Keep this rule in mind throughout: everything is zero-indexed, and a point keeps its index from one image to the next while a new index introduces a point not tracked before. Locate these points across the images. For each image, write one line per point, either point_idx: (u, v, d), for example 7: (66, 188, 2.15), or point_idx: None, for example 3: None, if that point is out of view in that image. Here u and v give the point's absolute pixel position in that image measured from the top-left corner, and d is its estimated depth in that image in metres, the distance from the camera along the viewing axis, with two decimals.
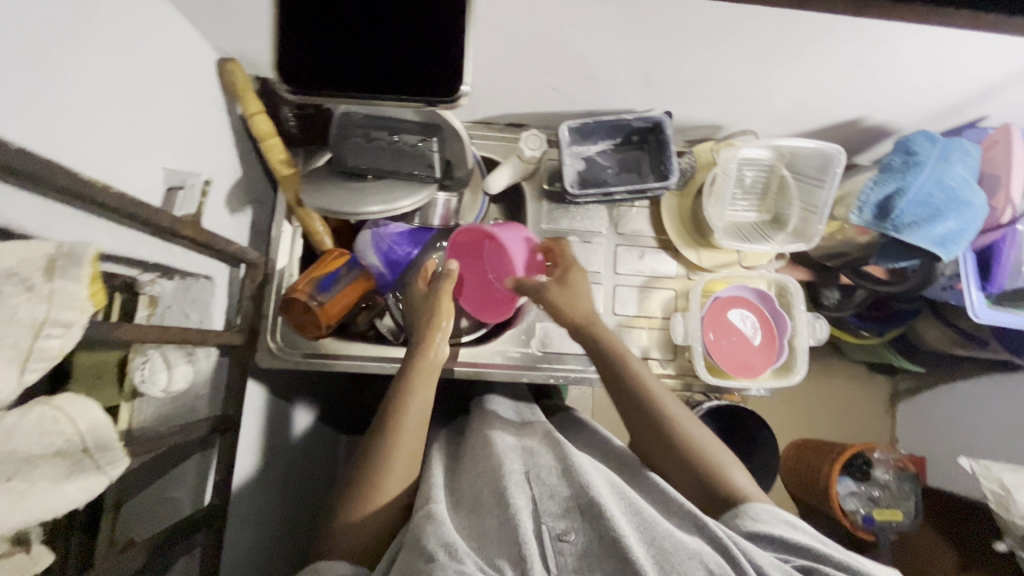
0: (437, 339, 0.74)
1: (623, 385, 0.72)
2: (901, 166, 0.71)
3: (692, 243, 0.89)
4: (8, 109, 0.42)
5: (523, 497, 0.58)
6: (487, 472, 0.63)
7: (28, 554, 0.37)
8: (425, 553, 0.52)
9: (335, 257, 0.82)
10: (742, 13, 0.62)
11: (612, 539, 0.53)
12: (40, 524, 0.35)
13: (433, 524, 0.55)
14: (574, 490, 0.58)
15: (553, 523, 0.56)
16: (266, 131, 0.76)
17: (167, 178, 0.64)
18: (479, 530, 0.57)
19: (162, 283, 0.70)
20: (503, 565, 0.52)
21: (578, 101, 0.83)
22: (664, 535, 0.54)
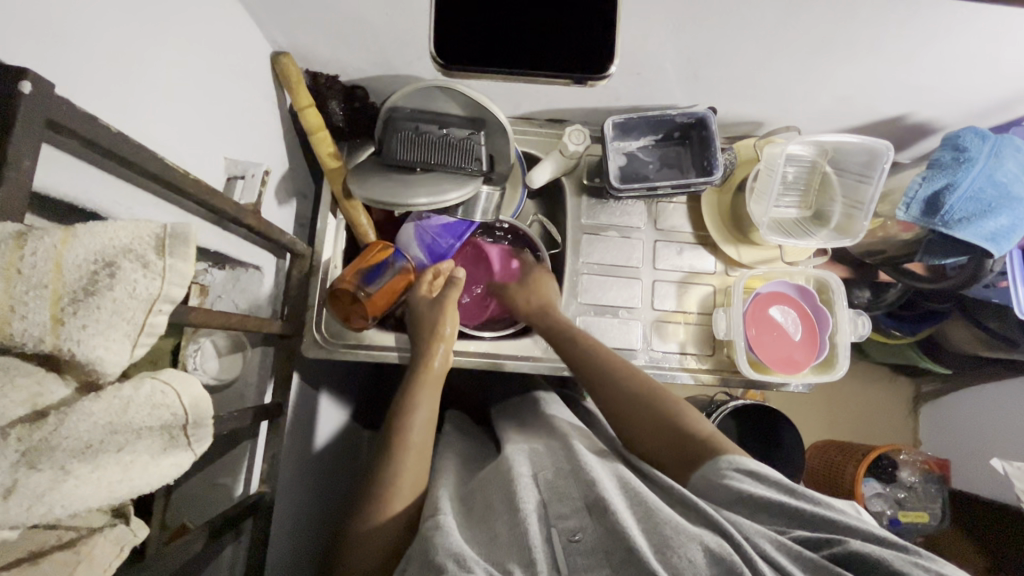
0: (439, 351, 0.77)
1: (605, 384, 0.75)
2: (951, 162, 0.70)
3: (731, 238, 0.90)
4: (92, 95, 0.43)
5: (532, 500, 0.59)
6: (498, 480, 0.64)
7: (128, 526, 0.38)
8: (434, 568, 0.51)
9: (379, 250, 0.82)
10: (799, 8, 0.62)
11: (616, 530, 0.52)
12: (140, 497, 0.36)
13: (440, 536, 0.54)
14: (585, 490, 0.59)
15: (563, 525, 0.56)
16: (316, 125, 0.78)
17: (227, 168, 0.65)
18: (490, 536, 0.56)
19: (214, 272, 0.73)
20: (513, 566, 0.51)
21: (623, 96, 0.84)
22: (666, 521, 0.53)
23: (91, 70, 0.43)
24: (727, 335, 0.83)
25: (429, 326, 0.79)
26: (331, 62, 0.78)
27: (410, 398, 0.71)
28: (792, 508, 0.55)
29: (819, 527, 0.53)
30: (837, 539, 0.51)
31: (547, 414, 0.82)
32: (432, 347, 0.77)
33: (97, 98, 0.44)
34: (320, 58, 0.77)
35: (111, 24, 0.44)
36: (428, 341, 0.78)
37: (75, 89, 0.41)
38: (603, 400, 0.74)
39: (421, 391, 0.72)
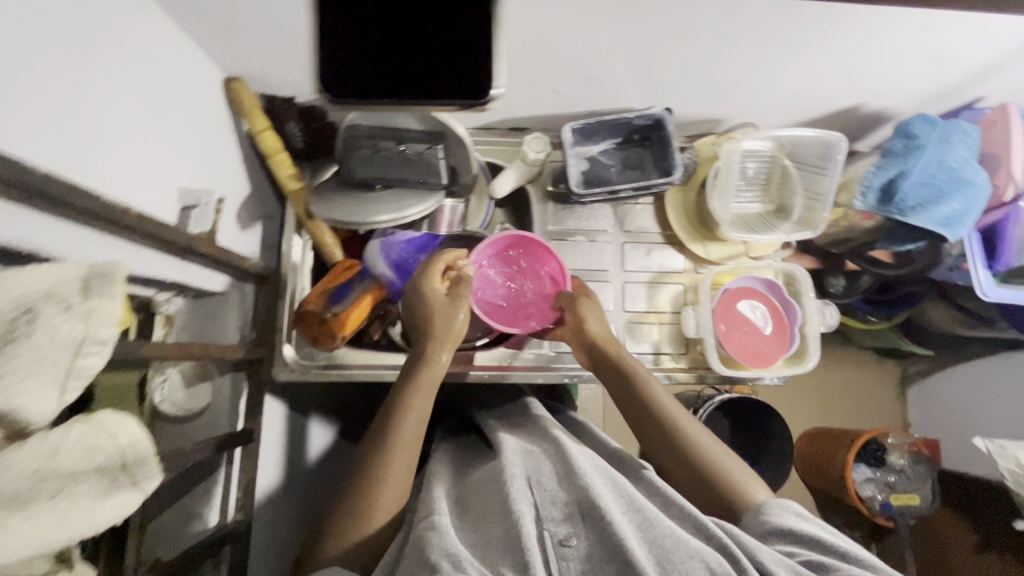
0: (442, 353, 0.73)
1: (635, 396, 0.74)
2: (903, 150, 0.71)
3: (699, 237, 0.90)
4: (29, 138, 0.43)
5: (527, 503, 0.59)
6: (492, 483, 0.64)
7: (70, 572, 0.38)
8: (427, 566, 0.52)
9: (345, 269, 0.83)
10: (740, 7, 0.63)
11: (612, 541, 0.53)
12: (82, 543, 0.35)
13: (435, 536, 0.55)
14: (575, 494, 0.60)
15: (556, 529, 0.57)
16: (275, 148, 0.78)
17: (181, 198, 0.64)
18: (484, 538, 0.57)
19: (177, 300, 0.74)
20: (505, 568, 0.52)
21: (579, 101, 0.84)
22: (666, 534, 0.54)
23: (30, 112, 0.43)
24: (697, 334, 0.84)
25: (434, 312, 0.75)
26: (286, 84, 0.78)
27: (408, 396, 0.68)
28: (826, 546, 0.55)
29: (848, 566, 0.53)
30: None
31: (540, 417, 0.82)
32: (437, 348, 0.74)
33: (37, 139, 0.44)
34: (274, 81, 0.77)
35: (50, 71, 0.45)
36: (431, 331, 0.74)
37: (6, 126, 0.41)
38: (630, 401, 0.74)
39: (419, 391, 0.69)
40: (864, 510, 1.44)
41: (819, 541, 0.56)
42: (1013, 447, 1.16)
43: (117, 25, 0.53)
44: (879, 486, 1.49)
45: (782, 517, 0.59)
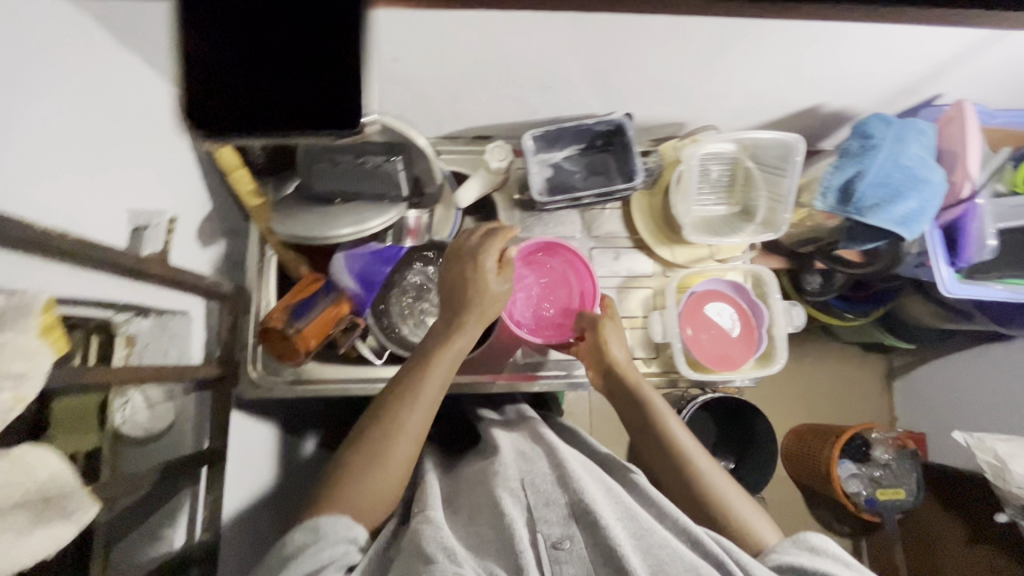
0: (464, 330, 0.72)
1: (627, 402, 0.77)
2: (859, 150, 0.72)
3: (667, 240, 0.89)
4: None
5: (519, 508, 0.63)
6: (484, 484, 0.68)
7: None
8: (425, 557, 0.55)
9: (309, 283, 0.83)
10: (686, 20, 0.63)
11: (608, 547, 0.58)
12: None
13: (430, 531, 0.59)
14: (570, 498, 0.64)
15: (549, 531, 0.61)
16: (235, 165, 0.76)
17: (132, 220, 0.64)
18: (478, 538, 0.61)
19: (139, 321, 0.73)
20: (498, 568, 0.57)
21: (539, 109, 0.84)
22: (660, 545, 0.59)
23: None
24: (664, 339, 0.83)
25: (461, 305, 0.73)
26: None
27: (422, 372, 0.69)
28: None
29: None
30: None
31: (529, 418, 0.86)
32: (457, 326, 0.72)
33: None
34: None
35: None
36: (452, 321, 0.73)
37: None
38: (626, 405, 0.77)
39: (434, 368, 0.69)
40: (850, 505, 1.44)
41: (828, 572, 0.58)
42: (992, 439, 1.16)
43: (59, 53, 0.53)
44: (865, 481, 1.50)
45: (793, 554, 0.61)
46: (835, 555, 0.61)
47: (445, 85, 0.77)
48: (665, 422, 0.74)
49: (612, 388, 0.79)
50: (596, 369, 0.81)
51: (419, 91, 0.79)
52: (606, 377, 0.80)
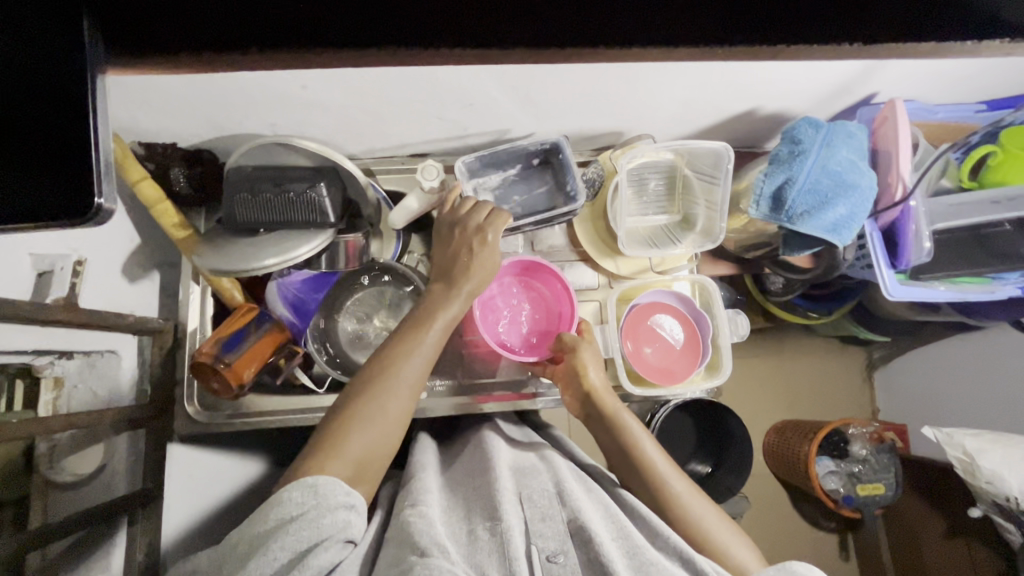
0: (459, 294, 0.72)
1: (608, 430, 0.75)
2: (788, 156, 0.70)
3: (610, 253, 0.88)
4: None
5: (516, 517, 0.63)
6: (484, 489, 0.68)
7: None
8: (416, 548, 0.56)
9: (244, 314, 0.80)
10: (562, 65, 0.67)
11: (600, 562, 0.59)
12: None
13: (422, 524, 0.59)
14: (568, 514, 0.64)
15: (544, 544, 0.62)
16: (155, 197, 0.75)
17: (35, 265, 0.62)
18: (465, 544, 0.61)
19: (63, 362, 0.70)
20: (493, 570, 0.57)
21: (469, 126, 0.83)
22: (651, 563, 0.60)
23: None
24: (607, 354, 0.82)
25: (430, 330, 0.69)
26: (159, 133, 0.76)
27: (417, 335, 0.68)
28: None
29: None
30: None
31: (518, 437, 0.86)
32: (449, 297, 0.72)
33: None
34: (146, 130, 0.75)
35: None
36: (416, 342, 0.68)
37: None
38: (609, 427, 0.76)
39: (429, 331, 0.69)
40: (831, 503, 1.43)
41: None
42: (960, 434, 1.14)
43: None
44: (843, 477, 1.48)
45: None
46: None
47: (365, 107, 0.75)
48: (643, 451, 0.73)
49: (589, 413, 0.78)
50: (573, 394, 0.78)
51: (341, 117, 0.77)
52: (582, 400, 0.78)
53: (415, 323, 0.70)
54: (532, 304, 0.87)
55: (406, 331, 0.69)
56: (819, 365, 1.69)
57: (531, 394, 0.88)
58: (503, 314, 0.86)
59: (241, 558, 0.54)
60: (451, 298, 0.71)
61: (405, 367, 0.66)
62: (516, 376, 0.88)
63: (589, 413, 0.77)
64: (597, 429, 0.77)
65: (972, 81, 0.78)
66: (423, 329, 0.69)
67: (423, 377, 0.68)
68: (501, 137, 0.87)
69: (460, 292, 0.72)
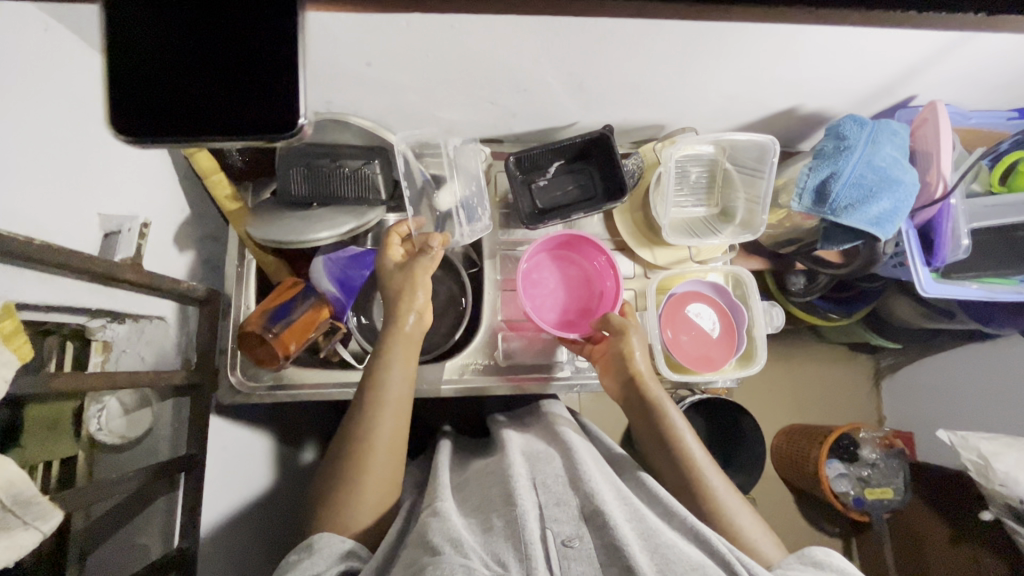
0: (406, 318, 0.75)
1: (646, 413, 0.77)
2: (834, 151, 0.72)
3: (647, 243, 0.90)
4: None
5: (531, 501, 0.65)
6: (497, 475, 0.70)
7: (36, 531, 0.40)
8: (430, 548, 0.58)
9: (289, 289, 0.81)
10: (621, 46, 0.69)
11: (615, 546, 0.60)
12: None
13: (437, 524, 0.62)
14: (581, 499, 0.66)
15: (559, 529, 0.63)
16: (209, 168, 0.77)
17: (102, 225, 0.64)
18: (486, 529, 0.63)
19: (113, 326, 0.73)
20: (510, 560, 0.58)
21: (517, 112, 0.85)
22: (666, 544, 0.61)
23: None
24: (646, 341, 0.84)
25: (388, 392, 0.71)
26: None
27: (382, 361, 0.73)
28: None
29: None
30: None
31: (547, 415, 0.89)
32: (402, 318, 0.75)
33: None
34: None
35: None
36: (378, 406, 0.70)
37: None
38: (642, 413, 0.77)
39: (391, 357, 0.73)
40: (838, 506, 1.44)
41: None
42: (975, 438, 1.16)
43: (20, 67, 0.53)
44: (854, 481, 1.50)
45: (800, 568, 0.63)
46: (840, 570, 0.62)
47: (420, 86, 0.77)
48: (681, 438, 0.74)
49: (629, 396, 0.79)
50: (615, 376, 0.80)
51: (393, 93, 0.78)
52: (624, 384, 0.80)
53: (381, 352, 0.73)
54: (569, 284, 0.88)
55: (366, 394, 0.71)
56: (830, 370, 1.71)
57: (568, 378, 0.88)
58: (542, 294, 0.87)
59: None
60: (403, 354, 0.74)
61: (376, 429, 0.69)
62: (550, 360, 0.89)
63: (625, 395, 0.79)
64: (636, 415, 0.78)
65: (1006, 86, 0.80)
66: (382, 391, 0.71)
67: (398, 428, 0.71)
68: (545, 124, 0.88)
69: (404, 325, 0.75)
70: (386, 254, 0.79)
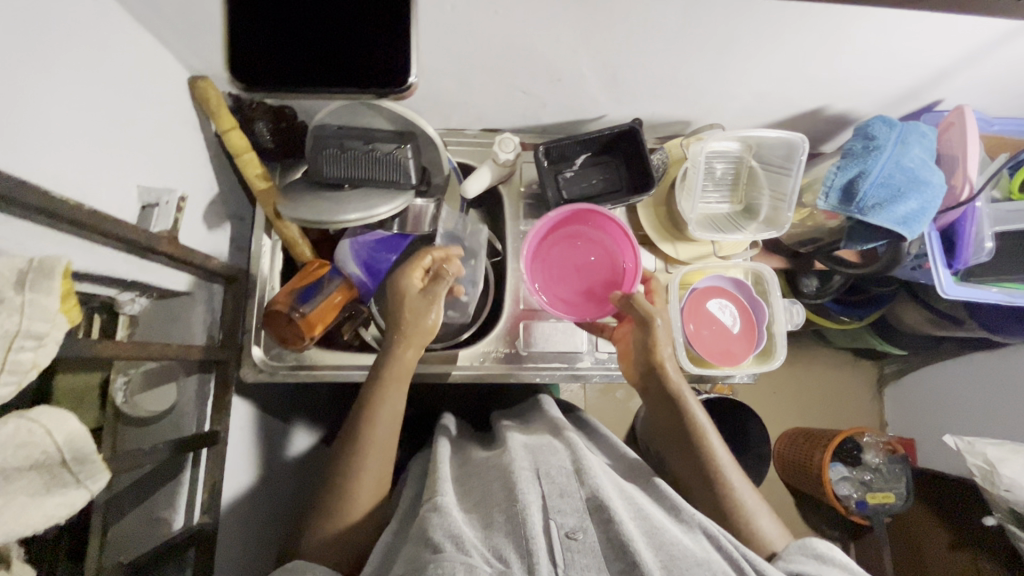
0: (409, 353, 0.74)
1: (670, 407, 0.77)
2: (862, 151, 0.73)
3: (669, 237, 0.90)
4: None
5: (533, 492, 0.64)
6: (496, 469, 0.70)
7: (86, 491, 0.40)
8: (431, 544, 0.58)
9: (317, 269, 0.83)
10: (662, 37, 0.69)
11: (620, 542, 0.60)
12: (41, 532, 0.38)
13: (438, 518, 0.61)
14: (587, 493, 0.65)
15: (563, 521, 0.62)
16: (242, 147, 0.77)
17: (141, 197, 0.64)
18: (485, 523, 0.62)
19: (141, 301, 0.72)
20: (510, 555, 0.57)
21: (546, 102, 0.85)
22: (671, 541, 0.61)
23: None
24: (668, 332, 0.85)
25: (377, 422, 0.70)
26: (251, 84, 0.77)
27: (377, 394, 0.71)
28: None
29: None
30: None
31: (549, 414, 0.88)
32: (401, 351, 0.73)
33: None
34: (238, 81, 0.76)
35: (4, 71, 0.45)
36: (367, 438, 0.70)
37: None
38: (663, 407, 0.78)
39: (387, 392, 0.72)
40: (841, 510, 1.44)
41: None
42: (982, 443, 1.18)
43: (72, 36, 0.53)
44: (855, 484, 1.48)
45: (801, 561, 0.63)
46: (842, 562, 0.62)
47: (455, 72, 0.77)
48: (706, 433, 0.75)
49: (650, 387, 0.79)
50: (637, 365, 0.80)
51: (427, 78, 0.79)
52: (645, 374, 0.80)
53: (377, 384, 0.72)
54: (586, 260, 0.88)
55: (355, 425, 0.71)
56: (834, 374, 1.72)
57: (587, 368, 0.88)
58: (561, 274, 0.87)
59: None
60: (396, 383, 0.72)
61: (364, 460, 0.69)
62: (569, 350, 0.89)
63: (647, 387, 0.79)
64: (658, 406, 0.78)
65: None
66: (369, 428, 0.70)
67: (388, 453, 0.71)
68: (572, 115, 0.89)
69: (404, 356, 0.74)
70: (409, 278, 0.76)
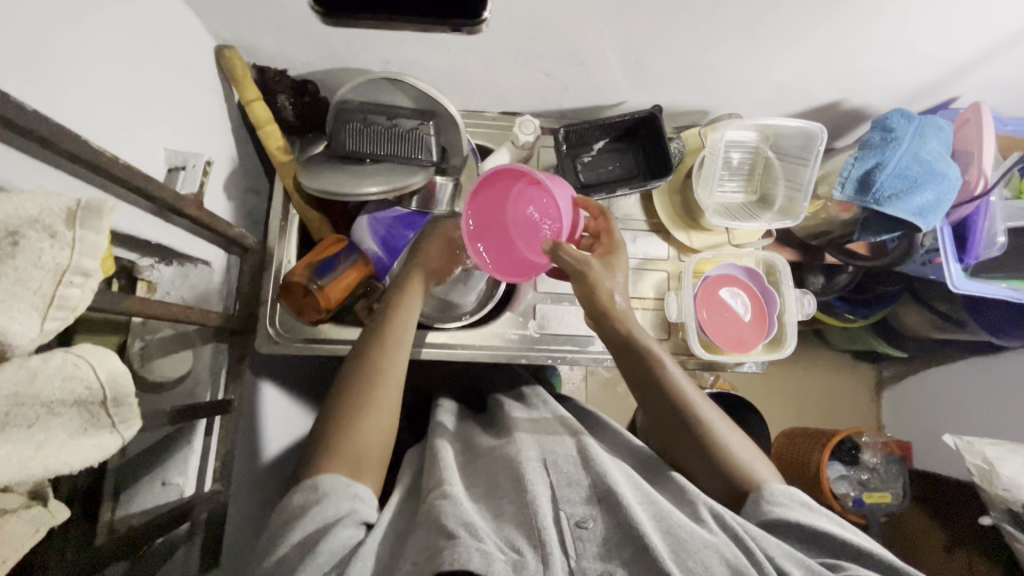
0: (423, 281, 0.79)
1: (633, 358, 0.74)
2: (880, 142, 0.74)
3: (683, 226, 0.91)
4: (27, 92, 0.44)
5: (543, 484, 0.65)
6: (506, 458, 0.70)
7: (118, 435, 0.40)
8: (444, 532, 0.56)
9: (332, 244, 0.83)
10: (689, 21, 0.70)
11: (630, 526, 0.59)
12: (75, 472, 0.38)
13: (449, 507, 0.59)
14: (594, 479, 0.66)
15: (573, 510, 0.63)
16: (264, 118, 0.79)
17: (167, 159, 0.65)
18: (497, 513, 0.62)
19: (161, 267, 0.72)
20: (522, 543, 0.57)
21: (567, 85, 0.86)
22: (680, 525, 0.61)
23: (30, 72, 0.44)
24: (680, 318, 0.86)
25: (389, 355, 0.72)
26: (277, 56, 0.77)
27: (392, 315, 0.74)
28: (837, 540, 0.62)
29: (859, 557, 0.61)
30: (843, 567, 0.59)
31: (556, 408, 0.85)
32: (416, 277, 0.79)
33: (31, 91, 0.44)
34: (263, 53, 0.77)
35: (46, 22, 0.45)
36: (379, 393, 0.69)
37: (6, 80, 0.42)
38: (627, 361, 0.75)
39: (400, 312, 0.75)
40: (838, 508, 1.41)
41: (826, 535, 0.62)
42: (981, 443, 1.19)
43: None
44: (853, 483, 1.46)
45: (787, 507, 0.64)
46: (823, 514, 0.66)
47: (480, 53, 0.78)
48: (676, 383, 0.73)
49: (618, 345, 0.75)
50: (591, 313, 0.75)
51: (454, 59, 0.79)
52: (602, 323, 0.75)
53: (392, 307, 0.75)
54: (536, 201, 0.81)
55: (365, 382, 0.69)
56: (833, 373, 1.74)
57: (597, 351, 0.89)
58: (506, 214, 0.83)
59: (269, 542, 0.60)
60: (409, 306, 0.76)
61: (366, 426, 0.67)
62: (580, 333, 0.90)
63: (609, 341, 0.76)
64: (623, 359, 0.75)
65: None
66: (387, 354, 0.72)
67: (390, 420, 0.69)
68: (591, 100, 0.89)
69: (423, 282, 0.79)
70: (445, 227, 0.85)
